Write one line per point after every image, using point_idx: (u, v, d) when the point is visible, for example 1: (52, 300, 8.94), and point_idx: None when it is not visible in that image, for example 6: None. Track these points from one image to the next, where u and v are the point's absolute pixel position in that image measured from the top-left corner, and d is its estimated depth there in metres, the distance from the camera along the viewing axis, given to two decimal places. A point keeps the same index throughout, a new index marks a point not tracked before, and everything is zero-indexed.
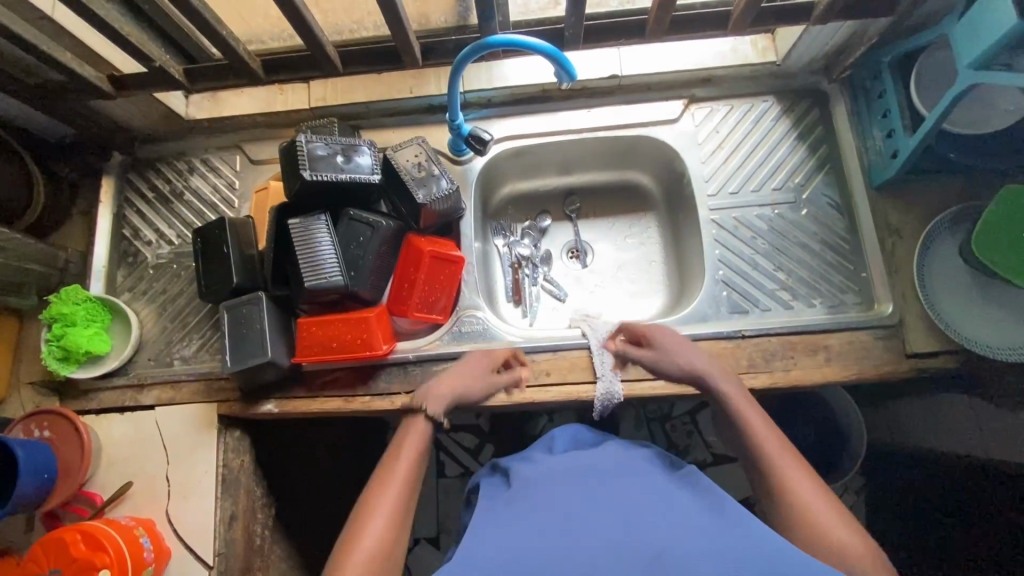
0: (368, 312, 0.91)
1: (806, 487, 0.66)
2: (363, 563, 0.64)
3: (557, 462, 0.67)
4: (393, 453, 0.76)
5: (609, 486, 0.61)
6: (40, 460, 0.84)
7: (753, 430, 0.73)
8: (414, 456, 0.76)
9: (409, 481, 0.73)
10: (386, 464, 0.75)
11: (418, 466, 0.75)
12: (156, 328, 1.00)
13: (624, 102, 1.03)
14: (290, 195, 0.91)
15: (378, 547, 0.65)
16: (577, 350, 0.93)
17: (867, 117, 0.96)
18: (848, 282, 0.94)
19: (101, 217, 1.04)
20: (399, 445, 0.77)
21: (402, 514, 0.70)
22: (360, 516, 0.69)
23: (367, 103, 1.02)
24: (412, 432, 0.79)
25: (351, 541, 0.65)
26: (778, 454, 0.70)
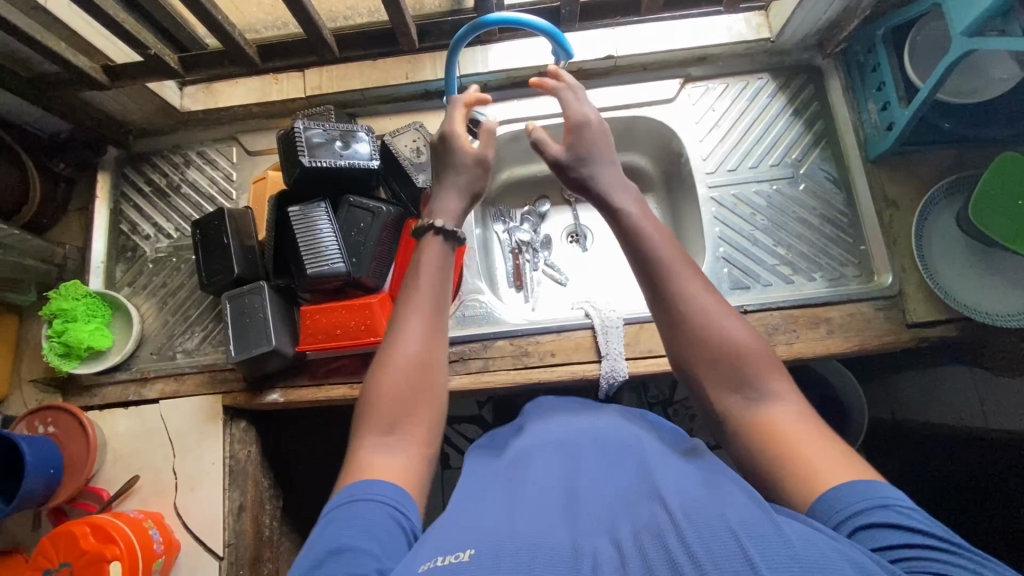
0: (371, 299, 0.91)
1: (726, 326, 0.59)
2: (406, 372, 0.61)
3: (561, 453, 0.63)
4: (416, 268, 0.68)
5: (614, 468, 0.59)
6: (46, 454, 0.83)
7: (675, 276, 0.62)
8: (437, 275, 0.68)
9: (440, 295, 0.66)
10: (410, 283, 0.67)
11: (449, 279, 0.68)
12: (157, 322, 1.00)
13: (620, 83, 1.03)
14: (290, 183, 0.90)
15: (419, 356, 0.62)
16: (581, 331, 0.92)
17: (862, 91, 0.96)
18: (847, 255, 0.95)
19: (98, 212, 1.03)
20: (420, 269, 0.68)
21: (438, 310, 0.66)
22: (383, 355, 0.62)
23: (363, 90, 1.01)
24: (431, 252, 0.69)
25: (380, 377, 0.60)
26: (699, 299, 0.61)
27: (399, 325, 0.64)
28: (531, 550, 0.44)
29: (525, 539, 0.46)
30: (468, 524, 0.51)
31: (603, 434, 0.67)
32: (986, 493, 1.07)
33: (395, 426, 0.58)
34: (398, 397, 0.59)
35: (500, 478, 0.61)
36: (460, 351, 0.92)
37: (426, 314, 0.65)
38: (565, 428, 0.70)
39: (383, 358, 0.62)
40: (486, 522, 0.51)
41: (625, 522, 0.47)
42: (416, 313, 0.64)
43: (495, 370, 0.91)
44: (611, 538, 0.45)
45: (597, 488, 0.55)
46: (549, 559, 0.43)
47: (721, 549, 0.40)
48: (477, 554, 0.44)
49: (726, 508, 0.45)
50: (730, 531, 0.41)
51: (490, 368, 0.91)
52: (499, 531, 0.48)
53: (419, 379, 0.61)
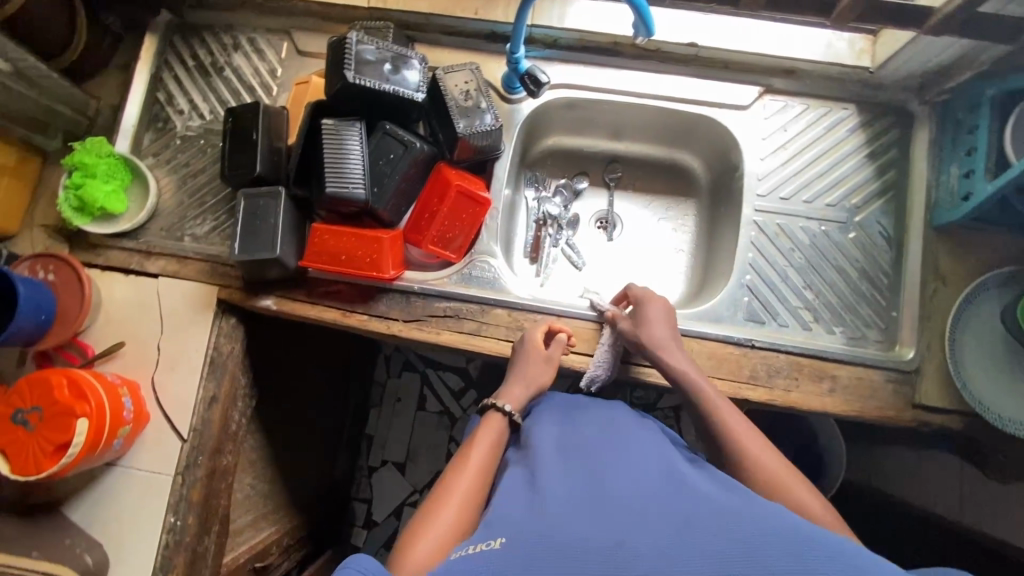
0: (382, 234, 0.89)
1: (779, 469, 0.68)
2: (451, 521, 0.66)
3: (581, 443, 0.69)
4: (471, 444, 0.77)
5: (640, 457, 0.64)
6: (40, 299, 0.85)
7: (746, 439, 0.71)
8: (489, 452, 0.76)
9: (485, 474, 0.73)
10: (465, 454, 0.75)
11: (497, 459, 0.76)
12: (172, 201, 0.99)
13: (695, 77, 0.96)
14: (329, 94, 0.87)
15: (457, 529, 0.65)
16: (582, 322, 0.91)
17: (948, 150, 0.89)
18: (875, 318, 0.90)
19: (138, 74, 1.01)
20: (476, 439, 0.77)
21: (480, 491, 0.71)
22: (430, 505, 0.68)
23: (428, 15, 0.96)
24: (493, 429, 0.79)
25: (425, 522, 0.65)
26: (757, 446, 0.70)
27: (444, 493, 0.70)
28: (573, 542, 0.50)
29: (565, 530, 0.52)
30: (508, 512, 0.58)
31: (620, 430, 0.72)
32: None
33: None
34: (433, 558, 0.61)
35: (535, 458, 0.68)
36: (457, 308, 0.92)
37: (469, 491, 0.70)
38: (591, 422, 0.75)
39: (421, 524, 0.65)
40: (522, 513, 0.57)
41: (672, 509, 0.53)
42: (463, 476, 0.72)
43: (487, 336, 0.90)
44: (656, 523, 0.51)
45: (633, 471, 0.61)
46: (593, 550, 0.49)
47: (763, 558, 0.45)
48: (524, 549, 0.51)
49: (761, 515, 0.51)
50: (763, 536, 0.47)
51: (482, 333, 0.90)
52: (536, 518, 0.55)
53: (454, 551, 0.63)
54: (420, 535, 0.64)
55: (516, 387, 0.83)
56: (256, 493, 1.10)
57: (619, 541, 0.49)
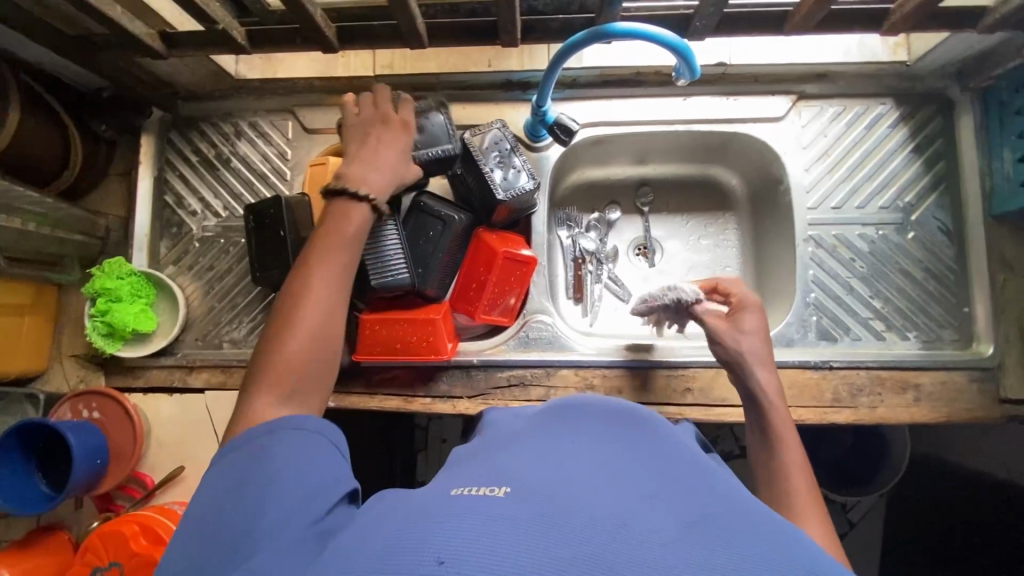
0: (435, 314, 0.85)
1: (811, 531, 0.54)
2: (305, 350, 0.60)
3: (590, 408, 0.55)
4: (324, 235, 0.67)
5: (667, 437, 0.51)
6: (90, 444, 0.81)
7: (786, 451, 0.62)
8: (345, 243, 0.67)
9: (346, 265, 0.67)
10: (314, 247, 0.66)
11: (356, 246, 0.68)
12: (202, 307, 0.95)
13: (724, 96, 0.92)
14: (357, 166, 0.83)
15: (315, 328, 0.61)
16: (652, 370, 0.87)
17: (998, 135, 0.86)
18: (948, 316, 0.88)
19: (141, 180, 0.95)
20: (328, 232, 0.67)
21: (343, 282, 0.66)
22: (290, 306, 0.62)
23: (438, 75, 0.91)
24: (347, 215, 0.69)
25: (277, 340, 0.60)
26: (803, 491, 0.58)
27: (311, 276, 0.64)
28: (567, 507, 0.36)
29: (563, 489, 0.38)
30: (491, 466, 0.44)
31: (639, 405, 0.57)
32: None
33: (283, 386, 0.57)
34: (289, 362, 0.58)
35: (540, 420, 0.54)
36: (521, 375, 0.89)
37: (329, 282, 0.65)
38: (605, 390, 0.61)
39: (274, 330, 0.61)
40: (505, 465, 0.43)
41: (688, 501, 0.39)
42: (319, 275, 0.64)
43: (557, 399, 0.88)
44: (668, 511, 0.37)
45: (658, 452, 0.47)
46: (586, 517, 0.35)
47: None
48: (518, 504, 0.36)
49: (794, 541, 0.36)
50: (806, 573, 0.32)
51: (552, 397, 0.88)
52: (529, 470, 0.41)
53: (309, 355, 0.60)
54: (277, 333, 0.60)
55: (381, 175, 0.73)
56: None
57: (623, 520, 0.35)
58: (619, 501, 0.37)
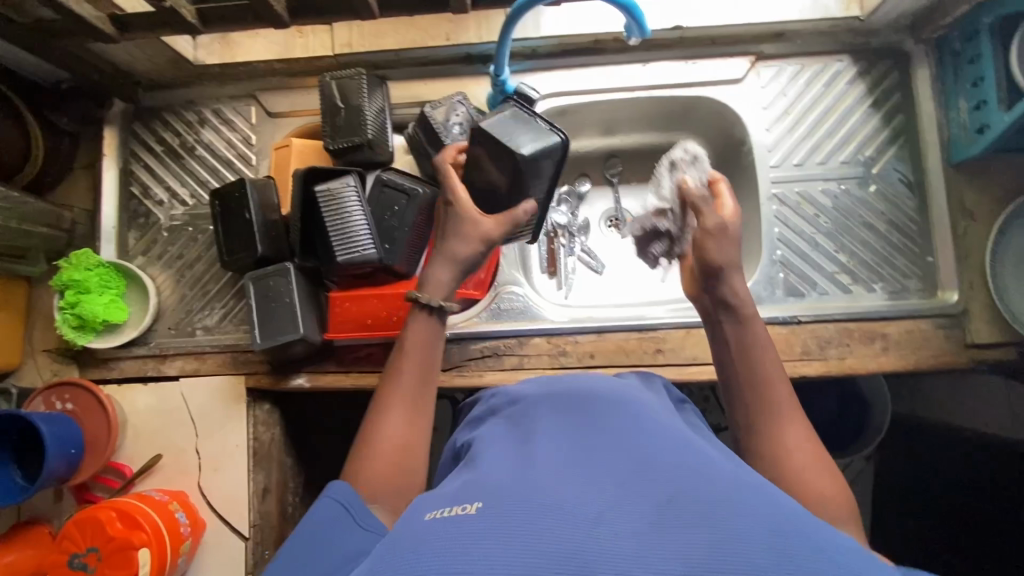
0: (404, 288, 0.85)
1: (796, 431, 0.59)
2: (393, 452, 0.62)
3: (570, 404, 0.56)
4: (401, 349, 0.69)
5: (648, 416, 0.52)
6: (64, 434, 0.80)
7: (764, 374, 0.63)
8: (422, 351, 0.69)
9: (427, 371, 0.68)
10: (395, 358, 0.69)
11: (435, 352, 0.70)
12: (174, 296, 0.95)
13: (683, 60, 0.93)
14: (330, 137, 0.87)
15: (404, 441, 0.63)
16: (623, 333, 0.88)
17: (953, 84, 0.87)
18: (912, 266, 0.89)
19: (106, 172, 0.95)
20: (405, 342, 0.69)
21: (421, 390, 0.67)
22: (376, 410, 0.65)
23: (397, 51, 0.91)
24: (416, 326, 0.70)
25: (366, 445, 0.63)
26: (783, 396, 0.62)
27: (392, 388, 0.67)
28: (542, 513, 0.38)
29: (537, 494, 0.40)
30: (474, 478, 0.45)
31: (619, 391, 0.59)
32: None
33: (376, 498, 0.58)
34: (382, 476, 0.60)
35: (526, 424, 0.56)
36: (495, 346, 0.89)
37: (411, 395, 0.67)
38: (586, 381, 0.63)
39: (363, 444, 0.63)
40: (486, 475, 0.45)
41: (662, 478, 0.40)
42: (401, 385, 0.67)
43: (531, 367, 0.88)
44: (643, 494, 0.39)
45: (632, 433, 0.48)
46: (561, 520, 0.37)
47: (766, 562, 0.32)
48: (493, 518, 0.38)
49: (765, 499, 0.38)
50: (770, 529, 0.34)
51: (526, 366, 0.88)
52: (507, 479, 0.43)
53: (399, 464, 0.61)
54: (366, 452, 0.62)
55: (439, 269, 0.71)
56: None
57: (598, 515, 0.37)
58: (596, 495, 0.39)
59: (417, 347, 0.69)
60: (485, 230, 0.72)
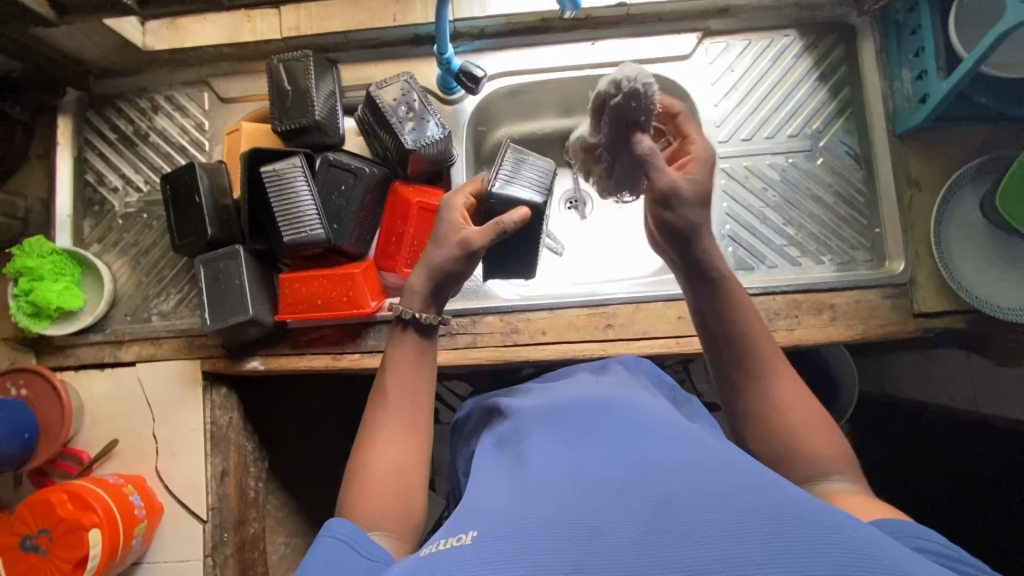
0: (353, 268, 0.86)
1: (785, 382, 0.58)
2: (388, 475, 0.59)
3: (563, 424, 0.59)
4: (387, 367, 0.66)
5: (645, 420, 0.55)
6: (16, 420, 0.81)
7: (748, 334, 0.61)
8: (411, 369, 0.66)
9: (417, 390, 0.65)
10: (382, 377, 0.66)
11: (424, 369, 0.67)
12: (130, 282, 0.95)
13: (630, 37, 0.93)
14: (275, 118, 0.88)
15: (400, 464, 0.60)
16: (574, 310, 0.89)
17: (896, 55, 0.88)
18: (860, 238, 0.89)
19: (60, 160, 0.95)
20: (391, 362, 0.66)
21: (416, 409, 0.64)
22: (367, 433, 0.63)
23: (344, 33, 0.92)
24: (402, 345, 0.66)
25: (360, 469, 0.60)
26: (766, 351, 0.60)
27: (383, 409, 0.64)
28: (545, 533, 0.40)
29: (534, 516, 0.42)
30: (477, 507, 0.47)
31: (609, 400, 0.61)
32: (965, 475, 1.07)
33: (376, 524, 0.57)
34: (381, 502, 0.58)
35: (529, 438, 0.58)
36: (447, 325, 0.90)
37: (405, 417, 0.63)
38: (576, 394, 0.65)
39: (358, 468, 0.60)
40: (488, 503, 0.47)
41: (658, 480, 0.43)
42: (392, 405, 0.64)
43: (484, 345, 0.89)
44: (640, 501, 0.41)
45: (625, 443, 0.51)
46: (564, 539, 0.39)
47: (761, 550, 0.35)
48: (497, 541, 0.40)
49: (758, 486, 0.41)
50: (767, 517, 0.37)
51: (479, 344, 0.89)
52: (507, 505, 0.45)
53: (398, 489, 0.59)
54: (360, 480, 0.59)
55: (413, 274, 0.68)
56: (293, 551, 1.05)
57: (597, 523, 0.40)
58: (596, 505, 0.42)
59: (406, 366, 0.66)
60: (445, 233, 0.70)
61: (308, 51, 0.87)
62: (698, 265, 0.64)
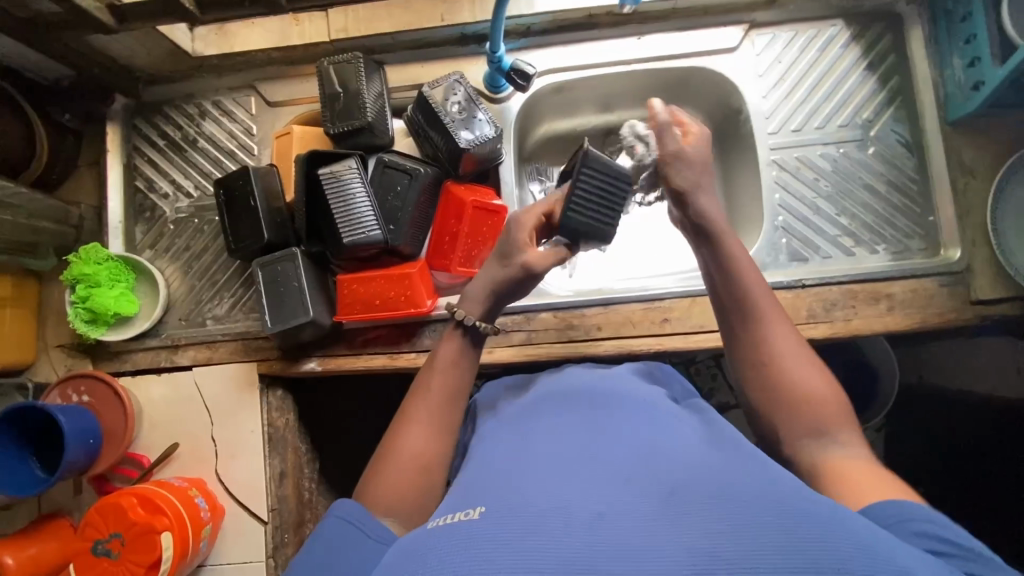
0: (411, 268, 0.87)
1: (776, 328, 0.61)
2: (412, 467, 0.59)
3: (566, 410, 0.59)
4: (428, 368, 0.67)
5: (653, 415, 0.55)
6: (83, 425, 0.82)
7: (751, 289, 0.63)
8: (452, 371, 0.66)
9: (452, 393, 0.65)
10: (423, 377, 0.66)
11: (463, 374, 0.66)
12: (183, 288, 0.96)
13: (678, 30, 0.93)
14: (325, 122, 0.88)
15: (423, 457, 0.60)
16: (629, 305, 0.89)
17: (947, 43, 0.88)
18: (914, 227, 0.89)
19: (110, 168, 0.96)
20: (433, 362, 0.67)
21: (450, 409, 0.64)
22: (398, 426, 0.63)
23: (393, 34, 0.92)
24: (448, 345, 0.67)
25: (386, 457, 0.60)
26: (760, 297, 0.62)
27: (417, 406, 0.64)
28: (556, 514, 0.40)
29: (544, 496, 0.42)
30: (485, 484, 0.47)
31: (618, 392, 0.62)
32: None
33: (391, 511, 0.57)
34: (398, 492, 0.58)
35: (523, 425, 0.59)
36: (503, 323, 0.90)
37: (436, 414, 0.63)
38: (582, 384, 0.66)
39: (384, 453, 0.61)
40: (497, 479, 0.47)
41: (667, 474, 0.44)
42: (427, 403, 0.64)
43: (540, 343, 0.89)
44: (649, 489, 0.42)
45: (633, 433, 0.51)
46: (573, 519, 0.39)
47: (768, 545, 0.36)
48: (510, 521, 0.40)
49: (766, 487, 0.42)
50: (776, 516, 0.38)
51: (535, 341, 0.89)
52: (515, 483, 0.45)
53: (419, 482, 0.59)
54: (385, 467, 0.59)
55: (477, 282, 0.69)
56: None
57: (605, 513, 0.40)
58: (602, 494, 0.42)
59: (445, 368, 0.66)
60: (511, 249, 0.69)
61: (359, 52, 0.87)
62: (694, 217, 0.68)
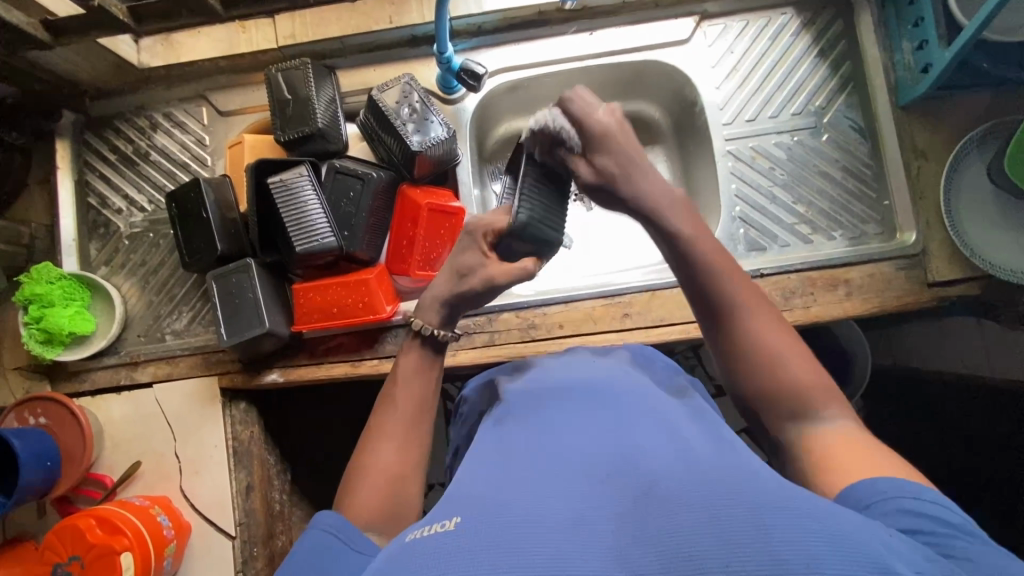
0: (367, 274, 0.86)
1: (760, 321, 0.55)
2: (386, 481, 0.57)
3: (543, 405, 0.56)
4: (394, 382, 0.65)
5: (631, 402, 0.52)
6: (39, 448, 0.80)
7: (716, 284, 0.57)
8: (416, 384, 0.65)
9: (423, 404, 0.64)
10: (388, 391, 0.64)
11: (430, 384, 0.65)
12: (141, 303, 0.94)
13: (628, 24, 0.93)
14: (278, 127, 0.87)
15: (398, 469, 0.58)
16: (589, 302, 0.89)
17: (896, 27, 0.88)
18: (869, 211, 0.90)
19: (61, 185, 0.94)
20: (397, 375, 0.65)
21: (417, 420, 0.63)
22: (366, 444, 0.61)
23: (342, 38, 0.91)
24: (410, 357, 0.66)
25: (358, 474, 0.58)
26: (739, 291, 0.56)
27: (383, 423, 0.62)
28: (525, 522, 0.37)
29: (513, 504, 0.39)
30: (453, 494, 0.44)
31: (597, 382, 0.58)
32: None
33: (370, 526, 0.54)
34: (377, 508, 0.55)
35: (505, 421, 0.56)
36: (464, 326, 0.89)
37: (405, 428, 0.62)
38: (562, 375, 0.62)
39: (355, 474, 0.58)
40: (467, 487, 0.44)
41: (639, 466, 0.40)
42: (396, 418, 0.62)
43: (502, 343, 0.88)
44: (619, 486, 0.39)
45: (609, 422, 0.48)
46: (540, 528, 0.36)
47: (740, 538, 0.32)
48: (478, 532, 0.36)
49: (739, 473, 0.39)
50: (747, 504, 0.35)
51: (497, 341, 0.89)
52: (484, 490, 0.42)
53: (396, 495, 0.57)
54: (358, 484, 0.57)
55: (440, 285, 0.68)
56: None
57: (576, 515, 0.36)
58: (579, 497, 0.39)
59: (411, 381, 0.65)
60: (473, 253, 0.68)
61: (304, 59, 0.87)
62: (659, 228, 0.60)
